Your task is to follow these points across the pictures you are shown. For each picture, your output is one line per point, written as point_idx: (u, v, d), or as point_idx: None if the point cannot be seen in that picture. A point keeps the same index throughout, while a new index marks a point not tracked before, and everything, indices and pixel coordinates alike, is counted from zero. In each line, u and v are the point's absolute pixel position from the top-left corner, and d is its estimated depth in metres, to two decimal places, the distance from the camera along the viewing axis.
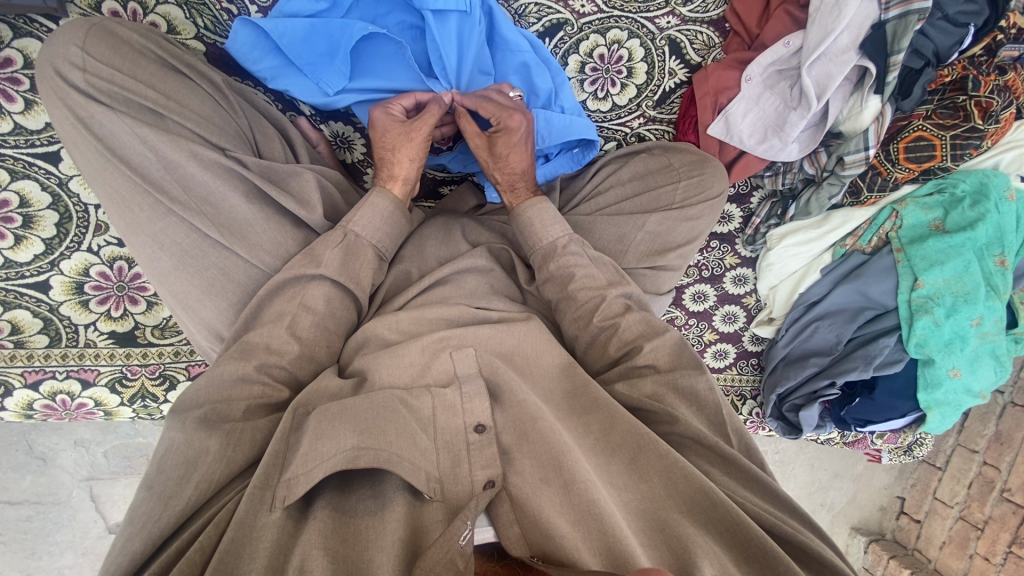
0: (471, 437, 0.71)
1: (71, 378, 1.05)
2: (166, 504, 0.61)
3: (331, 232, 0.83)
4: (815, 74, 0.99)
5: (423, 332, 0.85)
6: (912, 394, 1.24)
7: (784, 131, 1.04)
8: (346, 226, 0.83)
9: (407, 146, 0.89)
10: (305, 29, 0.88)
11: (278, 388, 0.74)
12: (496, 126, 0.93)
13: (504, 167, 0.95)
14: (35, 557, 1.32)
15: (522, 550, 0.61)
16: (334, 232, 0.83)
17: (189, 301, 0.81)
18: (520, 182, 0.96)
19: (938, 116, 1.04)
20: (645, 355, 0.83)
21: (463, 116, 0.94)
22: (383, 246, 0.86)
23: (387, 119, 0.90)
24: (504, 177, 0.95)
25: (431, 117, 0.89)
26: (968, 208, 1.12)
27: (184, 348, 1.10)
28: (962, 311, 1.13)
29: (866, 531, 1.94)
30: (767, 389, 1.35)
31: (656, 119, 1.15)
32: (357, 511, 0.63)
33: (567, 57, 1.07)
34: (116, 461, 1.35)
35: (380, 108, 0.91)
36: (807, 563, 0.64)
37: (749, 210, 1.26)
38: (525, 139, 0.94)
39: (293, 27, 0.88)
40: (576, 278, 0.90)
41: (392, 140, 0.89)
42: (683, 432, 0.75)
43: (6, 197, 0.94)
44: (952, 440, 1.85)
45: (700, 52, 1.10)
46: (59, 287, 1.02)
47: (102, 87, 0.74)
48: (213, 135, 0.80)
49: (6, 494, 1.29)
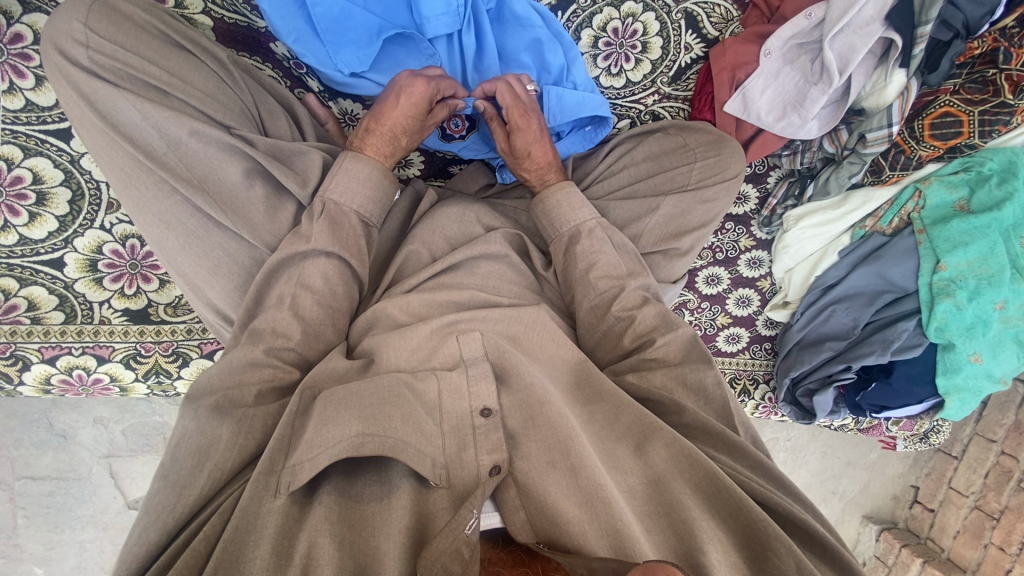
0: (477, 420, 0.70)
1: (86, 354, 1.07)
2: (179, 494, 0.61)
3: (312, 204, 0.83)
4: (838, 47, 0.96)
5: (431, 315, 0.84)
6: (930, 379, 1.22)
7: (803, 108, 1.01)
8: (323, 195, 0.83)
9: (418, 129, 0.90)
10: (341, 9, 0.88)
11: (290, 369, 0.75)
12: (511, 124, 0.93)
13: (530, 165, 0.95)
14: (57, 531, 1.35)
15: (528, 536, 0.61)
16: (313, 203, 0.83)
17: (197, 281, 0.82)
18: (549, 174, 0.96)
19: (966, 91, 1.00)
20: (657, 347, 0.83)
21: (494, 118, 0.95)
22: (366, 212, 0.85)
23: (419, 97, 0.87)
24: (532, 176, 0.96)
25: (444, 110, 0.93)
26: (994, 187, 1.08)
27: (196, 326, 1.11)
28: (985, 294, 1.11)
29: (878, 520, 1.90)
30: (780, 374, 1.33)
31: (671, 96, 1.13)
32: (363, 497, 0.64)
33: (579, 32, 1.04)
34: (134, 439, 1.38)
35: (411, 73, 0.88)
36: (808, 543, 0.64)
37: (765, 191, 1.24)
38: (540, 133, 0.94)
39: (329, 2, 0.87)
40: (601, 266, 0.90)
41: (414, 119, 0.88)
42: (690, 421, 0.75)
43: (19, 174, 0.95)
44: (969, 429, 1.82)
45: (717, 25, 1.07)
46: (73, 265, 1.03)
47: (105, 63, 0.75)
48: (216, 113, 0.80)
49: (29, 470, 1.32)
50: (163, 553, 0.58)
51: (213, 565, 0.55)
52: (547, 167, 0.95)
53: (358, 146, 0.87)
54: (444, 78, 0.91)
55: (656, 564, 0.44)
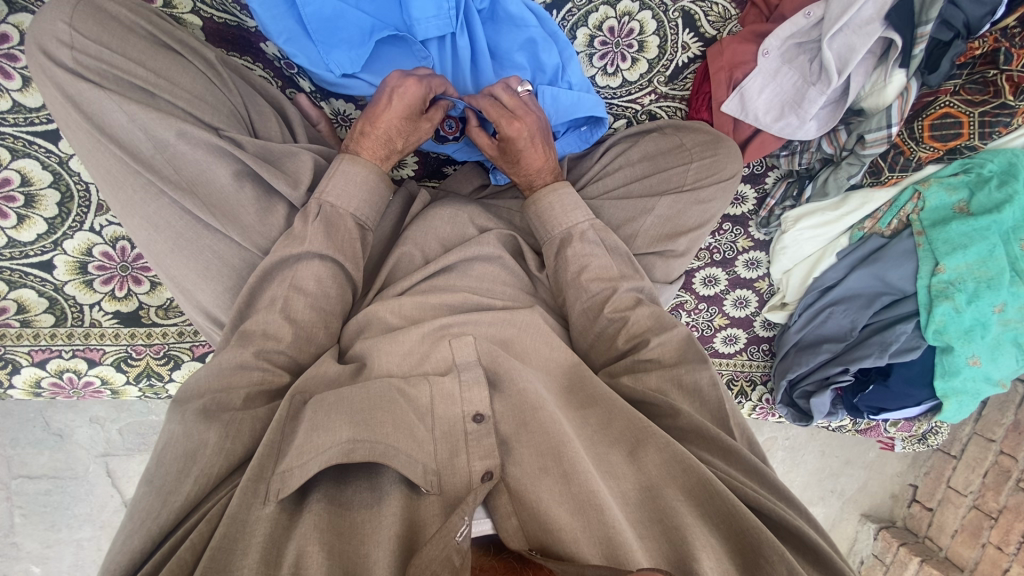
0: (468, 426, 0.70)
1: (77, 357, 1.06)
2: (166, 500, 0.60)
3: (307, 206, 0.82)
4: (836, 46, 0.94)
5: (424, 318, 0.84)
6: (928, 382, 1.21)
7: (801, 108, 1.00)
8: (319, 197, 0.82)
9: (410, 133, 0.89)
10: (333, 9, 0.86)
11: (278, 373, 0.74)
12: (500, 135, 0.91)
13: (519, 171, 0.95)
14: (54, 530, 1.35)
15: (520, 543, 0.61)
16: (308, 204, 0.82)
17: (187, 284, 0.81)
18: (538, 179, 0.95)
19: (966, 92, 0.98)
20: (651, 348, 0.82)
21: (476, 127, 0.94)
22: (362, 214, 0.85)
23: (411, 98, 0.86)
24: (520, 179, 0.96)
25: (438, 110, 0.91)
26: (994, 189, 1.07)
27: (187, 328, 1.10)
28: (984, 297, 1.10)
29: (876, 518, 1.89)
30: (777, 375, 1.32)
31: (668, 96, 1.11)
32: (352, 505, 0.63)
33: (575, 31, 1.03)
34: (130, 438, 1.37)
35: (400, 73, 0.87)
36: (800, 549, 0.63)
37: (763, 191, 1.23)
38: (534, 141, 0.92)
39: (319, 2, 0.86)
40: (592, 269, 0.89)
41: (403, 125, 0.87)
42: (685, 425, 0.74)
43: (7, 176, 0.94)
44: (968, 429, 1.81)
45: (715, 24, 1.06)
46: (63, 267, 1.02)
47: (91, 65, 0.73)
48: (204, 115, 0.79)
49: (25, 469, 1.31)
50: (150, 560, 0.57)
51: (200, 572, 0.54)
52: (541, 169, 0.94)
53: (354, 150, 0.86)
54: (435, 76, 0.89)
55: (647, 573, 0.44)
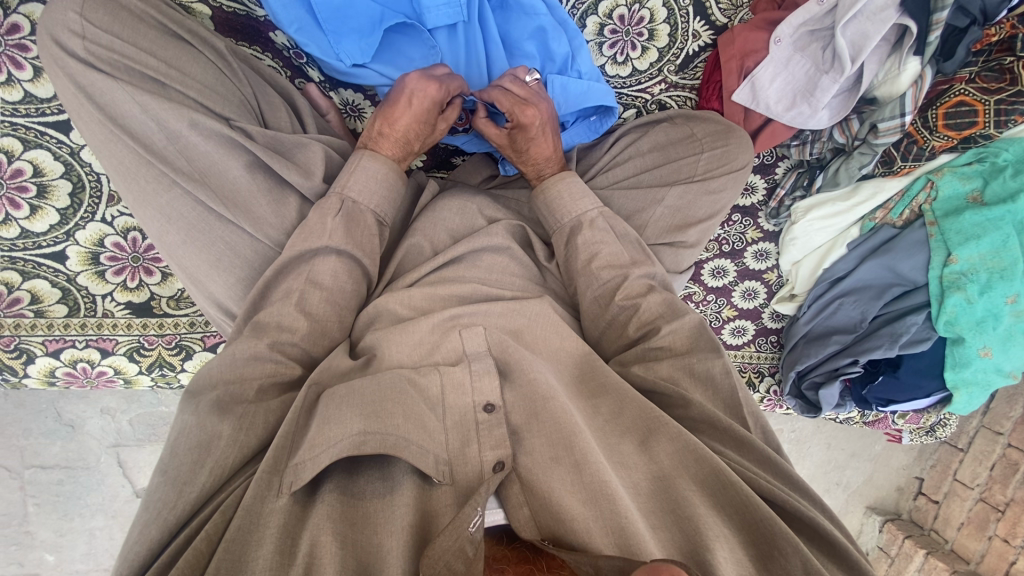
0: (480, 416, 0.70)
1: (90, 347, 1.07)
2: (180, 491, 0.61)
3: (327, 199, 0.82)
4: (849, 34, 0.93)
5: (434, 309, 0.84)
6: (938, 374, 1.20)
7: (814, 97, 0.99)
8: (340, 190, 0.82)
9: (426, 132, 0.89)
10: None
11: (290, 364, 0.74)
12: (510, 121, 0.90)
13: (527, 160, 0.94)
14: (67, 519, 1.37)
15: (532, 532, 0.61)
16: (328, 198, 0.82)
17: (198, 275, 0.81)
18: (546, 168, 0.95)
19: (982, 79, 0.97)
20: (662, 335, 0.81)
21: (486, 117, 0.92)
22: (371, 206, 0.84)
23: (428, 102, 0.85)
24: (528, 168, 0.95)
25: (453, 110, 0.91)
26: (1009, 178, 1.05)
27: (198, 319, 1.11)
28: (997, 288, 1.09)
29: (882, 511, 1.90)
30: (786, 367, 1.32)
31: (678, 85, 1.11)
32: (365, 494, 0.64)
33: (585, 19, 1.02)
34: (141, 428, 1.38)
35: (416, 72, 0.85)
36: (815, 540, 0.64)
37: (773, 182, 1.21)
38: (545, 128, 0.91)
39: None
40: (596, 260, 0.89)
41: (421, 126, 0.87)
42: (698, 415, 0.74)
43: (19, 167, 0.95)
44: (975, 422, 1.81)
45: (726, 12, 1.04)
46: (75, 258, 1.03)
47: (102, 54, 0.73)
48: (215, 105, 0.79)
49: (38, 459, 1.33)
50: (162, 555, 0.58)
51: (215, 562, 0.55)
52: (551, 158, 0.94)
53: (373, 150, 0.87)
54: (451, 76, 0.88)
55: (663, 565, 0.43)
